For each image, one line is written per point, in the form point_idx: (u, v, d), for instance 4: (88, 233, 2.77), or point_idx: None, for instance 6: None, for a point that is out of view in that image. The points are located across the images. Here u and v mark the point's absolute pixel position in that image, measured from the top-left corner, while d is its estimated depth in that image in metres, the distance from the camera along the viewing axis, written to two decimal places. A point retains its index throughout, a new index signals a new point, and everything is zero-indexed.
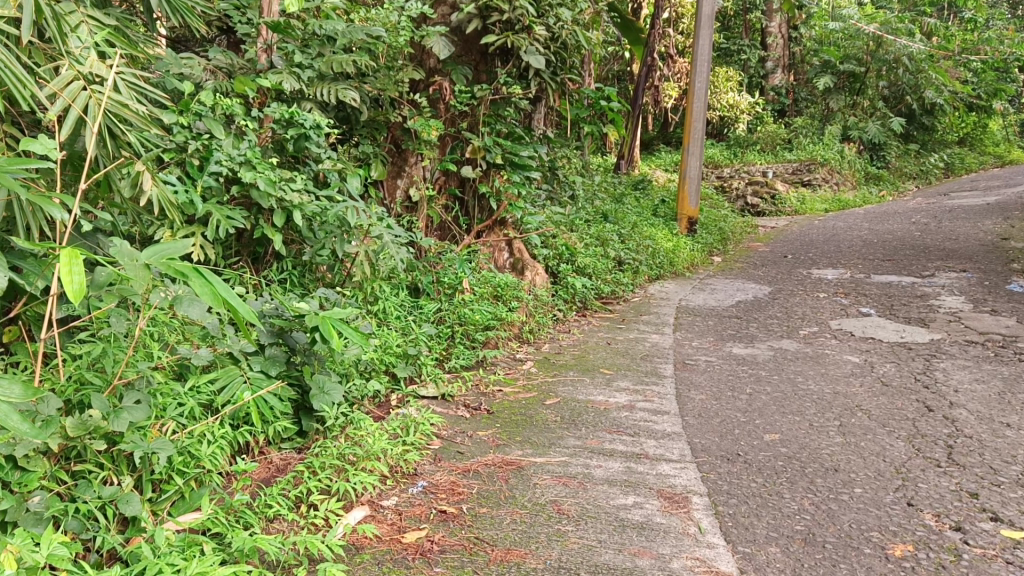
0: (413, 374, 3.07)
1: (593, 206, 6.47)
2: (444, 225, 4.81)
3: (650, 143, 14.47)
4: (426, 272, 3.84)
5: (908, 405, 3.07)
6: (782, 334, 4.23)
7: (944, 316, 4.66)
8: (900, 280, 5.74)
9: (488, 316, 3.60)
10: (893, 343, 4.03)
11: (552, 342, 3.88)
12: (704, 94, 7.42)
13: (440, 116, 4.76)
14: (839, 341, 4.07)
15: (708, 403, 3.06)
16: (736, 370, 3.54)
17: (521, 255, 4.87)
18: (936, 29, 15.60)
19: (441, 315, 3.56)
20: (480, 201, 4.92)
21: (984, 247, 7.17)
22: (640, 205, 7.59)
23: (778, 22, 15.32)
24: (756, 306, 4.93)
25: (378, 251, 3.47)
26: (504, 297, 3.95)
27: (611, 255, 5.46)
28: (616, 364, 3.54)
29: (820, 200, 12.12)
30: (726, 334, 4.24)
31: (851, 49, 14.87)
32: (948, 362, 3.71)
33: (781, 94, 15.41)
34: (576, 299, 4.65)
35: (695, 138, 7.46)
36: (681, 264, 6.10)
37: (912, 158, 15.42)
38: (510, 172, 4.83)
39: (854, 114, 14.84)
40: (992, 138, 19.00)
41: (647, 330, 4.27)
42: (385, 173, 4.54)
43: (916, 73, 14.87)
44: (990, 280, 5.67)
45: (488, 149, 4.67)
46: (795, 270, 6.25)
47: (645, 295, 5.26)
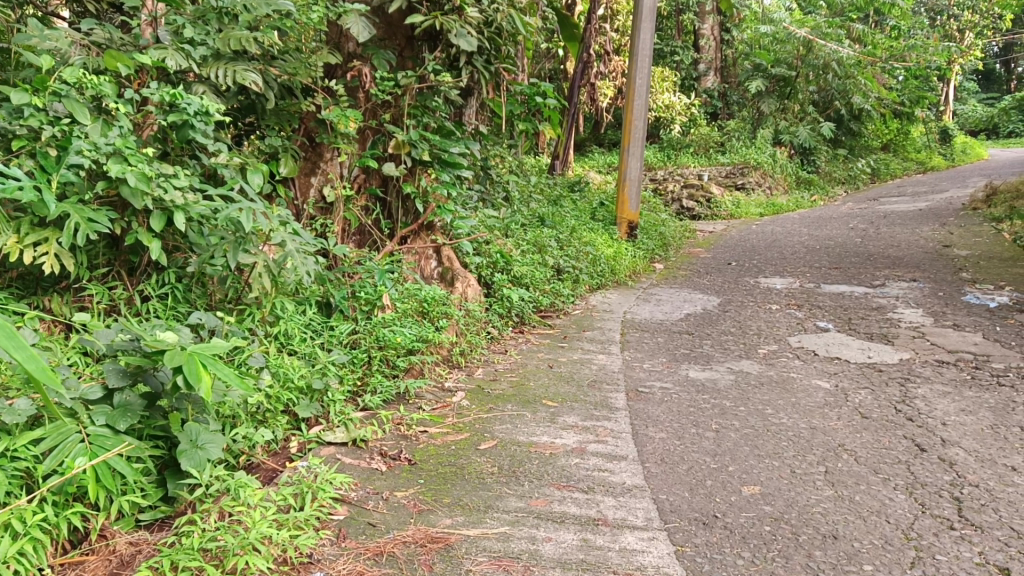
0: (320, 413, 2.53)
1: (529, 208, 5.99)
2: (364, 231, 4.23)
3: (583, 145, 14.11)
4: (339, 285, 3.29)
5: (896, 444, 2.66)
6: (740, 353, 3.82)
7: (907, 332, 4.31)
8: (851, 291, 5.42)
9: (411, 338, 3.07)
10: (861, 365, 3.65)
11: (485, 367, 3.37)
12: (646, 91, 7.00)
13: (359, 105, 4.21)
14: (804, 362, 3.67)
15: (671, 443, 2.61)
16: (697, 400, 3.10)
17: (450, 264, 4.20)
18: (864, 35, 15.64)
19: (356, 337, 3.01)
20: (404, 203, 4.36)
21: (930, 255, 6.94)
22: (577, 207, 7.15)
23: (711, 24, 15.11)
24: (707, 320, 4.52)
25: (281, 262, 2.91)
26: (431, 314, 3.42)
27: (550, 263, 4.98)
28: (560, 394, 3.06)
29: (754, 205, 11.92)
30: (679, 353, 3.81)
31: (782, 53, 14.78)
32: (925, 387, 3.34)
33: (713, 96, 15.22)
34: (512, 314, 4.15)
35: (636, 138, 7.05)
36: (623, 273, 5.67)
37: (841, 162, 15.43)
38: (439, 169, 4.29)
39: (784, 118, 14.75)
40: (915, 145, 19.24)
41: (592, 349, 3.80)
42: (296, 170, 3.98)
43: (845, 79, 14.88)
44: (944, 292, 5.39)
45: (414, 144, 4.13)
46: (742, 279, 5.89)
47: (586, 307, 4.80)
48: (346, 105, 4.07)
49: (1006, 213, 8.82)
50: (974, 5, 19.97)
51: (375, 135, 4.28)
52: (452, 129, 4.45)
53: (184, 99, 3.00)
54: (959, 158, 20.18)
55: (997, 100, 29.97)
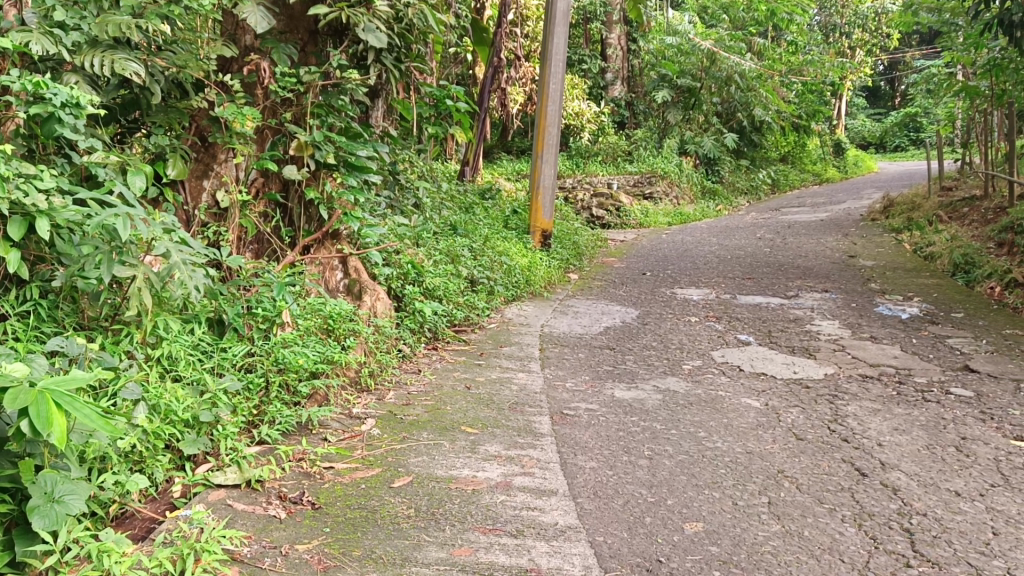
0: (208, 451, 2.21)
1: (439, 215, 5.73)
2: (263, 240, 3.88)
3: (491, 152, 13.93)
4: (234, 299, 2.95)
5: (836, 469, 2.53)
6: (665, 370, 3.65)
7: (828, 345, 4.25)
8: (767, 302, 5.37)
9: (314, 360, 2.76)
10: (788, 380, 3.53)
11: (397, 390, 3.09)
12: (559, 97, 6.83)
13: (257, 103, 3.87)
14: (731, 379, 3.53)
15: (602, 474, 2.40)
16: (625, 423, 2.90)
17: (358, 275, 3.80)
18: (765, 49, 16.02)
19: (251, 359, 2.68)
20: (307, 209, 4.02)
21: (837, 265, 7.02)
22: (489, 215, 6.92)
23: (618, 33, 15.20)
24: (628, 334, 4.36)
25: (164, 275, 2.57)
26: (337, 332, 3.11)
27: (464, 274, 4.73)
28: (480, 420, 2.81)
29: (662, 214, 11.97)
30: (602, 370, 3.62)
31: (687, 64, 14.95)
32: (853, 404, 3.24)
33: (621, 105, 15.27)
34: (425, 329, 3.88)
35: (549, 145, 6.87)
36: (539, 284, 5.48)
37: (743, 173, 15.73)
38: (345, 174, 3.99)
39: (689, 128, 14.94)
40: (811, 157, 19.84)
41: (511, 368, 3.56)
42: (186, 172, 3.61)
43: (746, 91, 15.17)
44: (857, 303, 5.39)
45: (317, 146, 3.81)
46: (658, 290, 5.78)
47: (501, 321, 4.57)
48: (242, 103, 3.74)
49: (904, 225, 9.06)
50: (864, 24, 20.76)
51: (276, 135, 3.95)
52: (359, 131, 4.16)
53: (49, 89, 2.63)
54: (851, 170, 20.92)
55: (884, 116, 31.36)
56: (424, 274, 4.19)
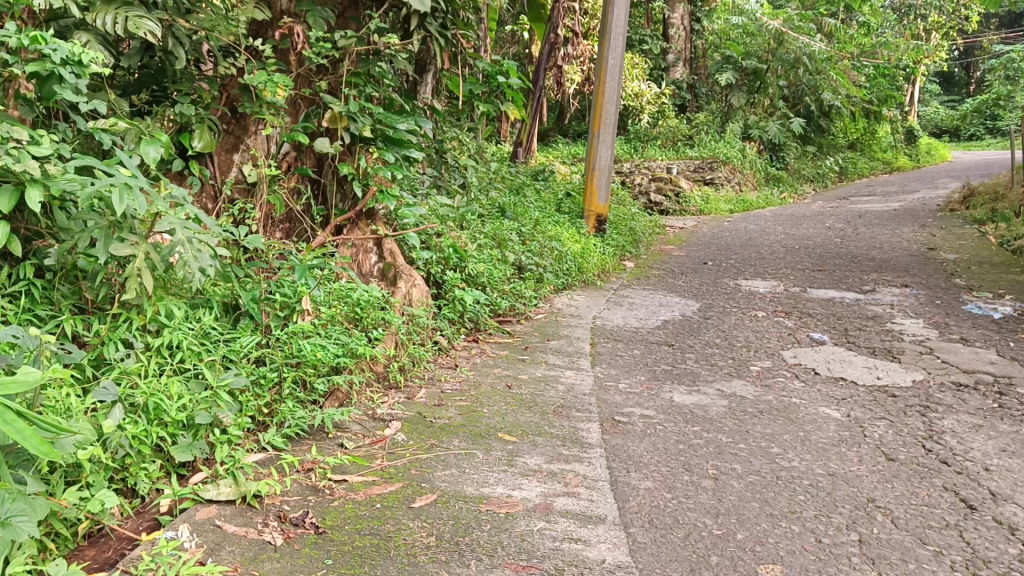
0: (204, 457, 1.94)
1: (488, 197, 5.39)
2: (293, 219, 3.59)
3: (547, 135, 13.54)
4: (252, 282, 2.66)
5: (938, 499, 2.14)
6: (730, 372, 3.28)
7: (913, 347, 3.81)
8: (841, 297, 4.93)
9: (334, 353, 2.45)
10: (870, 387, 3.13)
11: (429, 387, 2.77)
12: (618, 73, 6.40)
13: (291, 71, 3.58)
14: (805, 384, 3.14)
15: (659, 497, 2.05)
16: (686, 433, 2.54)
17: (394, 259, 3.47)
18: (836, 30, 15.29)
19: (265, 351, 2.39)
20: (342, 186, 3.71)
21: (916, 258, 6.50)
22: (541, 198, 6.56)
23: (681, 13, 14.58)
24: (688, 329, 3.98)
25: (168, 255, 2.28)
26: (364, 322, 2.80)
27: (512, 260, 4.39)
28: (520, 426, 2.48)
29: (724, 201, 11.47)
30: (659, 370, 3.26)
31: (753, 46, 14.32)
32: (950, 418, 2.83)
33: (682, 88, 14.70)
34: (466, 319, 3.55)
35: (606, 124, 6.46)
36: (592, 272, 5.12)
37: (809, 160, 15.06)
38: (383, 148, 3.67)
39: (754, 113, 14.32)
40: (881, 145, 18.99)
41: (558, 365, 3.22)
42: (213, 144, 3.33)
43: (815, 74, 14.49)
44: (942, 300, 4.92)
45: (353, 117, 3.50)
46: (721, 281, 5.37)
47: (550, 311, 4.22)
48: (274, 70, 3.46)
49: (987, 216, 8.45)
50: (941, 6, 19.74)
51: (311, 106, 3.65)
52: (399, 103, 3.84)
53: (48, 45, 2.35)
54: (924, 160, 20.01)
55: (958, 103, 30.06)
56: (466, 260, 3.86)
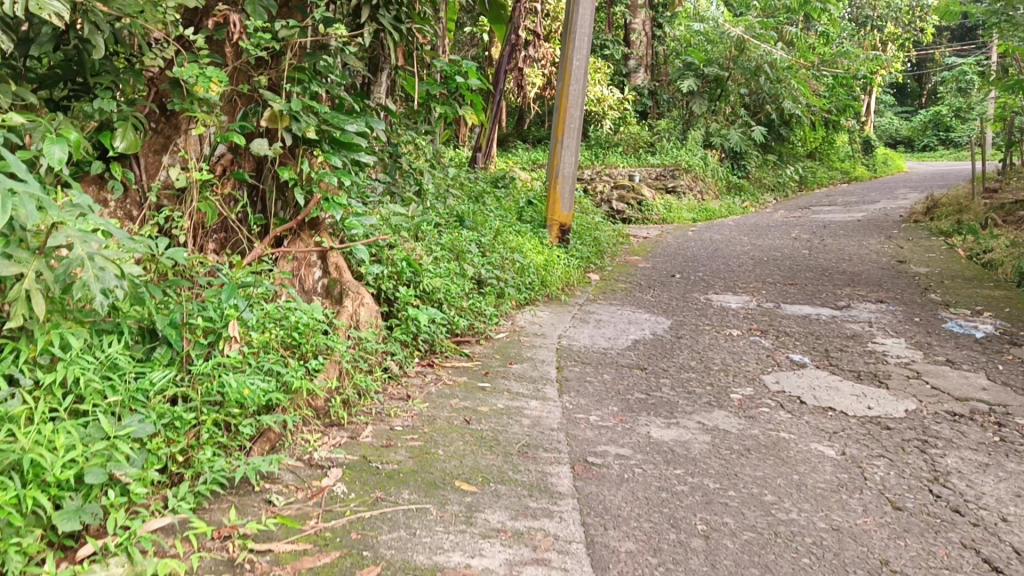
0: (96, 525, 1.59)
1: (445, 204, 5.07)
2: (227, 230, 3.21)
3: (507, 140, 13.25)
4: (172, 302, 2.30)
5: (959, 560, 1.87)
6: (709, 401, 3.00)
7: (899, 370, 3.58)
8: (816, 314, 4.70)
9: (264, 389, 2.11)
10: (860, 418, 2.87)
11: (377, 423, 2.44)
12: (583, 77, 6.10)
13: (227, 64, 3.23)
14: (792, 415, 2.88)
15: (644, 565, 1.74)
16: (668, 478, 2.24)
17: (340, 274, 3.12)
18: (796, 39, 15.24)
19: (180, 386, 2.04)
20: (283, 192, 3.33)
21: (887, 272, 6.32)
22: (502, 206, 6.25)
23: (643, 19, 14.39)
24: (660, 350, 3.70)
25: (62, 274, 1.90)
26: (303, 349, 2.46)
27: (471, 274, 4.07)
28: (480, 472, 2.16)
29: (686, 210, 11.29)
30: (633, 399, 2.96)
31: (715, 53, 14.20)
32: (952, 454, 2.57)
33: (644, 94, 14.51)
34: (419, 341, 3.22)
35: (571, 129, 6.15)
36: (556, 286, 4.82)
37: (770, 168, 14.98)
38: (329, 151, 3.33)
39: (715, 120, 14.20)
40: (839, 154, 19.04)
41: (522, 394, 2.91)
42: (137, 145, 2.96)
43: (776, 83, 14.42)
44: (920, 317, 4.71)
45: (296, 116, 3.15)
46: (690, 295, 5.11)
47: (512, 330, 3.91)
48: (207, 62, 3.10)
49: (953, 229, 8.34)
50: (898, 18, 19.87)
51: (250, 103, 3.29)
52: (348, 102, 3.49)
53: None
54: (879, 170, 20.14)
55: (911, 115, 30.47)
56: (421, 274, 3.52)
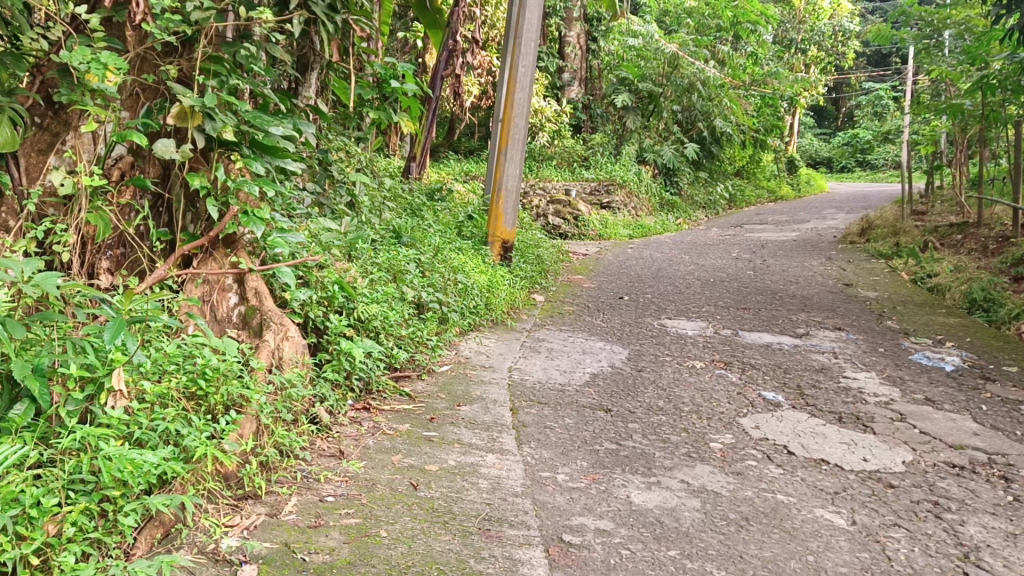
0: None
1: (379, 218, 4.60)
2: (123, 247, 2.67)
3: (437, 150, 12.80)
4: (41, 343, 1.79)
5: None
6: (689, 451, 2.62)
7: (882, 411, 3.28)
8: (778, 343, 4.41)
9: (155, 462, 1.65)
10: (858, 473, 2.54)
11: (304, 493, 1.97)
12: (529, 84, 5.68)
13: (127, 51, 2.69)
14: (784, 469, 2.52)
15: None
16: (663, 562, 1.85)
17: (259, 302, 2.65)
18: (728, 57, 15.22)
19: (53, 455, 1.60)
20: (194, 203, 2.81)
21: (837, 296, 6.11)
22: (440, 220, 5.81)
23: (578, 31, 13.99)
24: (623, 388, 3.32)
25: None
26: (210, 402, 1.99)
27: (411, 297, 3.62)
28: (433, 562, 1.72)
29: (622, 225, 11.04)
30: (603, 451, 2.56)
31: (649, 69, 14.04)
32: (971, 519, 2.25)
33: (578, 108, 14.22)
34: (353, 381, 2.76)
35: (515, 139, 5.70)
36: (501, 309, 4.41)
37: (702, 185, 14.90)
38: (249, 156, 2.83)
39: (648, 136, 14.03)
40: (766, 172, 19.15)
41: (475, 445, 2.48)
42: (14, 142, 2.40)
43: (708, 101, 14.35)
44: (885, 347, 4.46)
45: (210, 115, 2.65)
46: (643, 320, 4.77)
47: (456, 362, 3.48)
48: (103, 46, 2.59)
49: (892, 251, 8.25)
50: (822, 41, 20.15)
51: (156, 98, 2.77)
52: (273, 101, 3.00)
53: None
54: (804, 189, 20.41)
55: (831, 137, 31.17)
56: (355, 300, 3.06)
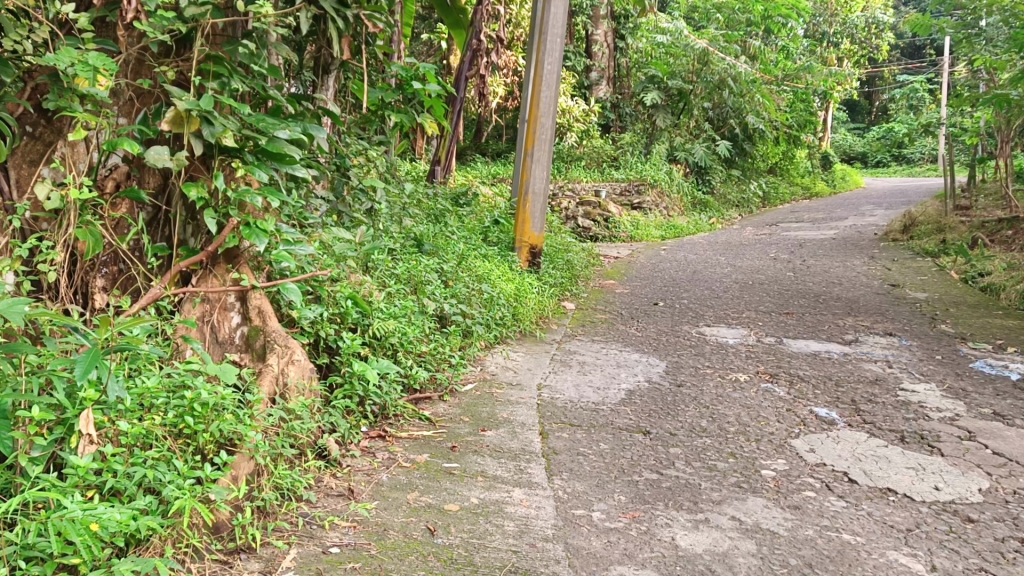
0: None
1: (400, 226, 4.38)
2: (117, 264, 2.46)
3: (464, 153, 12.60)
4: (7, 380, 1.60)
5: None
6: (739, 481, 2.35)
7: (949, 429, 2.98)
8: (827, 352, 4.12)
9: (123, 524, 1.43)
10: (931, 505, 2.26)
11: (306, 545, 1.74)
12: (555, 81, 5.42)
13: (120, 52, 2.49)
14: (848, 502, 2.25)
15: None
16: None
17: (263, 321, 2.43)
18: (760, 52, 14.86)
19: (11, 513, 1.41)
20: (193, 216, 2.60)
21: (886, 298, 5.79)
22: (465, 226, 5.58)
23: (605, 30, 13.74)
24: (662, 406, 3.07)
25: None
26: (199, 441, 1.77)
27: (432, 310, 3.39)
28: None
29: (654, 226, 10.75)
30: (642, 482, 2.30)
31: (678, 66, 13.73)
32: None
33: (607, 107, 13.93)
34: (367, 406, 2.53)
35: (541, 140, 5.45)
36: (529, 320, 4.18)
37: (735, 183, 14.53)
38: (252, 163, 2.60)
39: (679, 134, 13.71)
40: (801, 168, 18.70)
41: (502, 479, 2.24)
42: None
43: (740, 97, 14.00)
44: (943, 355, 4.15)
45: (208, 119, 2.43)
46: (681, 329, 4.50)
47: (481, 379, 3.24)
48: (93, 48, 2.39)
49: (939, 249, 7.88)
50: (855, 33, 19.67)
51: (153, 103, 2.58)
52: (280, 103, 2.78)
53: None
54: (840, 185, 19.94)
55: (865, 131, 30.53)
56: (370, 316, 2.83)
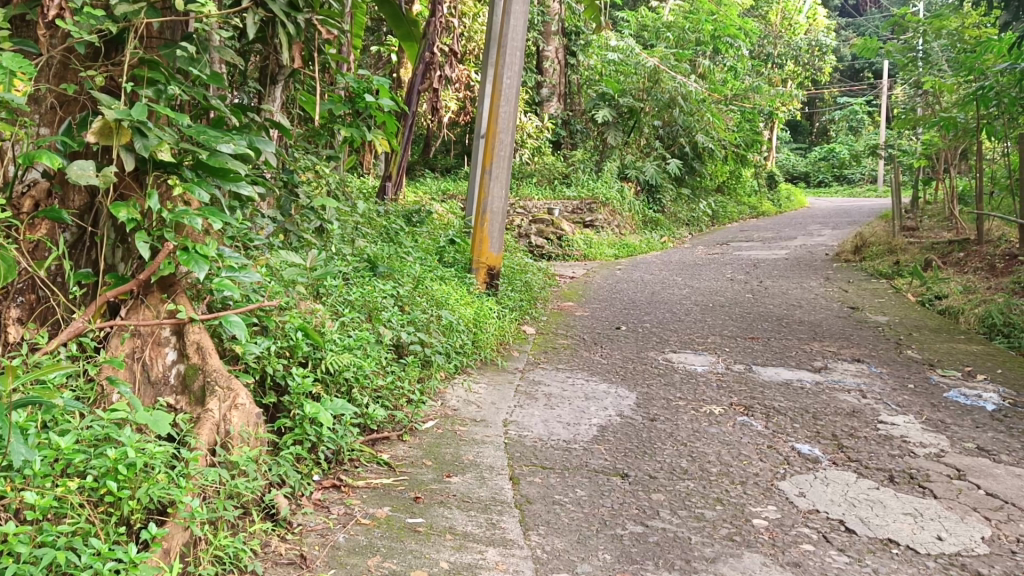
0: None
1: (352, 247, 4.12)
2: (35, 294, 2.16)
3: (414, 168, 12.32)
4: None
5: None
6: (730, 533, 2.15)
7: (937, 467, 2.84)
8: (798, 380, 3.97)
9: None
10: (938, 558, 2.09)
11: None
12: (513, 96, 5.21)
13: (41, 54, 2.22)
14: (850, 556, 2.07)
15: None
16: None
17: (201, 359, 2.16)
18: (709, 72, 14.90)
19: None
20: (125, 240, 2.28)
21: (847, 321, 5.70)
22: (420, 246, 5.34)
23: (556, 46, 13.62)
24: (637, 444, 2.86)
25: None
26: (124, 509, 1.50)
27: (389, 339, 3.15)
28: None
29: (607, 245, 10.61)
30: (627, 537, 2.09)
31: (629, 84, 13.68)
32: None
33: (558, 124, 13.81)
34: (320, 453, 2.28)
35: (499, 157, 5.23)
36: (490, 347, 3.95)
37: (686, 202, 14.49)
38: (192, 180, 2.32)
39: (630, 152, 13.65)
40: (748, 187, 18.81)
41: (473, 536, 2.01)
42: None
43: (690, 116, 14.00)
44: (916, 383, 4.04)
45: (141, 130, 2.15)
46: (647, 355, 4.32)
47: (442, 416, 3.00)
48: (9, 48, 2.13)
49: (892, 271, 7.87)
50: (799, 55, 19.94)
51: (78, 112, 2.28)
52: (224, 113, 2.51)
53: None
54: (785, 205, 20.11)
55: (808, 152, 31.02)
56: (323, 349, 2.58)
